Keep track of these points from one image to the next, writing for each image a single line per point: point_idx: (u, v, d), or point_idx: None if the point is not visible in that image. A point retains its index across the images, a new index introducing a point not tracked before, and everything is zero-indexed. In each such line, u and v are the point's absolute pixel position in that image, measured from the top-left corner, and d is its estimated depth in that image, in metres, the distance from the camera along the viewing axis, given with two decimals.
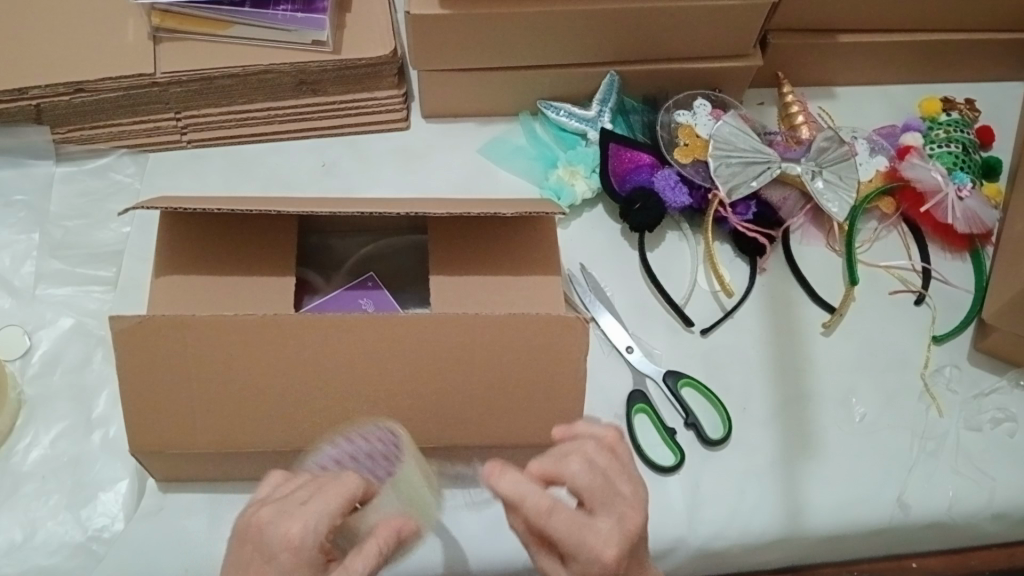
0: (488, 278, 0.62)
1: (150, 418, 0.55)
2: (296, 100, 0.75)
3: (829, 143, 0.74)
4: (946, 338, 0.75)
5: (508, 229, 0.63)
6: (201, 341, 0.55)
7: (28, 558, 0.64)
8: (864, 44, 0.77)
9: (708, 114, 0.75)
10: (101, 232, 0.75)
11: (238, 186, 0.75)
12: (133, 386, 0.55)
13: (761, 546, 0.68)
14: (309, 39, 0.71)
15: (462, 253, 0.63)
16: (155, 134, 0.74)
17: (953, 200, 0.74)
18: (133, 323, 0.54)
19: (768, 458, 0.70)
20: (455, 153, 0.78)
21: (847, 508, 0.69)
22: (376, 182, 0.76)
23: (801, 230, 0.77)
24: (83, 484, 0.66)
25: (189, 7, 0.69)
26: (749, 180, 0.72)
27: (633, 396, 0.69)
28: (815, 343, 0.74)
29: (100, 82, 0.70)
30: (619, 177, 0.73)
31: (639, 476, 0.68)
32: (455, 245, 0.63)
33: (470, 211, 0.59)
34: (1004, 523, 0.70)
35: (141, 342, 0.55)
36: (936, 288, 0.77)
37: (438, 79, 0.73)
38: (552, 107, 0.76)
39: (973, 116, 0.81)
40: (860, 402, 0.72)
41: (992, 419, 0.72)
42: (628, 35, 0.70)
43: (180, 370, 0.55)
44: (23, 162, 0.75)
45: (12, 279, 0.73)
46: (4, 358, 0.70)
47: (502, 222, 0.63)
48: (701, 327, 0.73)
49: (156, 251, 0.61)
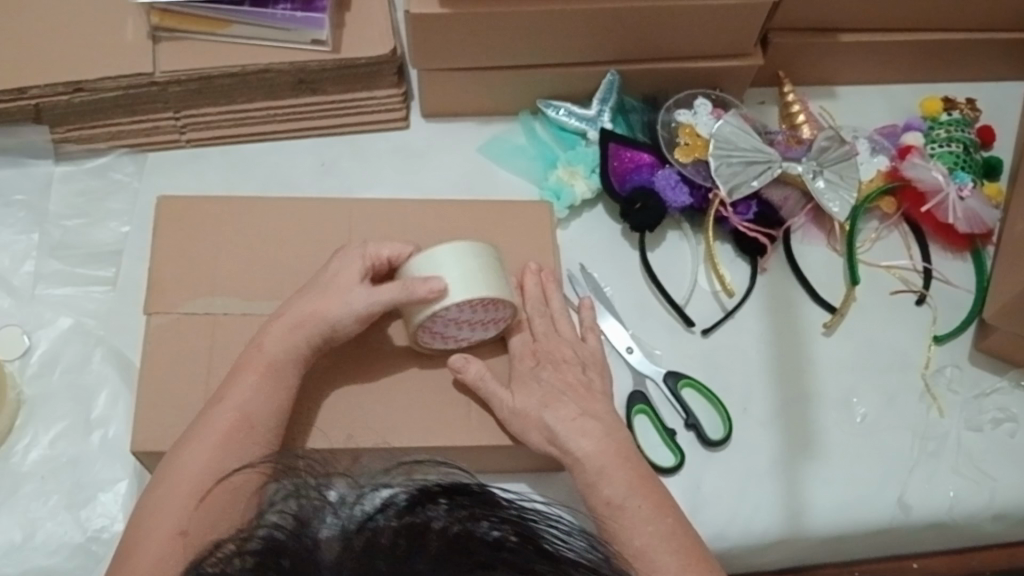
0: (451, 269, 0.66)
1: (160, 410, 0.60)
2: (295, 100, 0.74)
3: (829, 143, 0.73)
4: (947, 338, 0.74)
5: (493, 222, 0.68)
6: (219, 332, 0.63)
7: (27, 558, 0.64)
8: (864, 43, 0.77)
9: (709, 113, 0.74)
10: (101, 232, 0.74)
11: (239, 186, 0.75)
12: (152, 373, 0.61)
13: (761, 547, 0.68)
14: (309, 38, 0.71)
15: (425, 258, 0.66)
16: (154, 133, 0.74)
17: (953, 200, 0.74)
18: (170, 320, 0.63)
19: (768, 459, 0.69)
20: (455, 154, 0.78)
21: (846, 507, 0.69)
22: (376, 182, 0.76)
23: (802, 229, 0.77)
24: (83, 484, 0.66)
25: (189, 7, 0.69)
26: (749, 180, 0.72)
27: (633, 396, 0.69)
28: (815, 344, 0.74)
29: (101, 82, 0.69)
30: (619, 177, 0.72)
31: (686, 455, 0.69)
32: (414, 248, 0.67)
33: (445, 220, 0.68)
34: (1005, 522, 0.70)
35: (169, 338, 0.62)
36: (937, 288, 0.77)
37: (439, 79, 0.73)
38: (552, 106, 0.75)
39: (973, 115, 0.80)
40: (860, 402, 0.72)
41: (993, 419, 0.72)
42: (627, 34, 0.70)
43: (195, 361, 0.62)
44: (22, 162, 0.74)
45: (11, 278, 0.73)
46: (4, 358, 0.69)
47: (486, 217, 0.68)
48: (701, 327, 0.73)
49: (158, 251, 0.65)
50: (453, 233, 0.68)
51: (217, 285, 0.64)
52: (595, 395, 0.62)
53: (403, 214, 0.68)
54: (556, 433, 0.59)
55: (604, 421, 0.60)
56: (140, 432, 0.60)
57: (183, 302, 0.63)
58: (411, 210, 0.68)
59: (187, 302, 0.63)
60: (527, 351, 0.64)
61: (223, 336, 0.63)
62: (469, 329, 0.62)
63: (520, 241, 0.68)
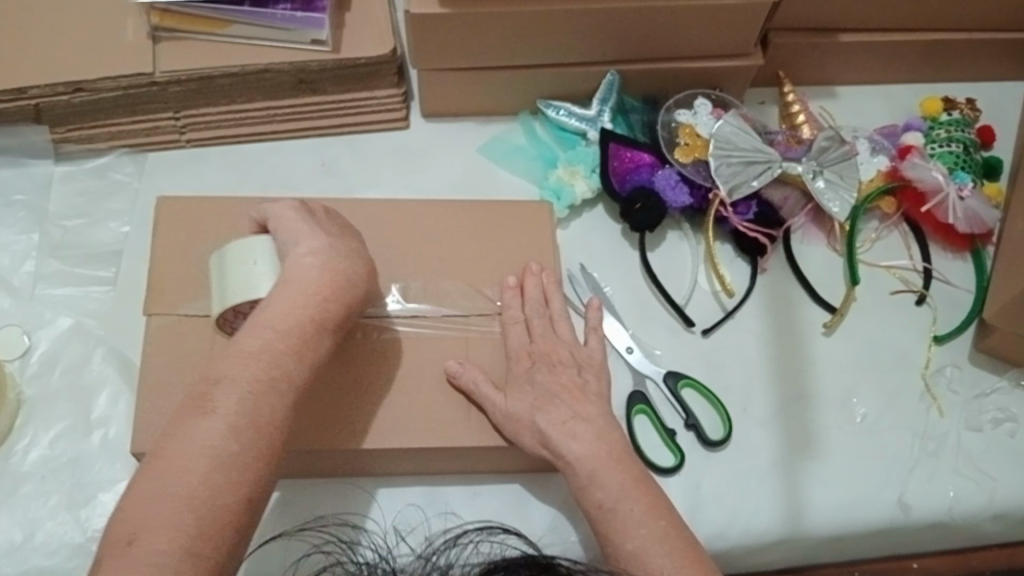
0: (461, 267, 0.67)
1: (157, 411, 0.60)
2: (295, 100, 0.74)
3: (829, 143, 0.73)
4: (947, 338, 0.74)
5: (493, 219, 0.68)
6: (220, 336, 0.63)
7: (27, 558, 0.64)
8: (864, 43, 0.77)
9: (709, 113, 0.74)
10: (101, 232, 0.74)
11: (238, 186, 0.75)
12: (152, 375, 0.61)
13: (761, 547, 0.68)
14: (308, 38, 0.71)
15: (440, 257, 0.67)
16: (154, 133, 0.74)
17: (953, 200, 0.74)
18: (173, 322, 0.63)
19: (768, 459, 0.69)
20: (455, 154, 0.78)
21: (847, 507, 0.69)
22: (376, 182, 0.76)
23: (802, 230, 0.77)
24: (83, 484, 0.66)
25: (188, 6, 0.69)
26: (749, 180, 0.72)
27: (633, 396, 0.69)
28: (815, 344, 0.74)
29: (101, 82, 0.69)
30: (619, 177, 0.72)
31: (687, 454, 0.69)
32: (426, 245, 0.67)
33: (450, 218, 0.68)
34: (1005, 523, 0.70)
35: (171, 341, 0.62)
36: (937, 288, 0.77)
37: (438, 79, 0.73)
38: (552, 106, 0.75)
39: (973, 115, 0.80)
40: (860, 403, 0.72)
41: (993, 419, 0.72)
42: (627, 34, 0.70)
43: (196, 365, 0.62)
44: (22, 162, 0.74)
45: (11, 278, 0.72)
46: (4, 359, 0.69)
47: (487, 214, 0.68)
48: (701, 327, 0.73)
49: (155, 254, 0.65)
50: (452, 233, 0.68)
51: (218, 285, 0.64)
52: (589, 396, 0.61)
53: (404, 214, 0.68)
54: (547, 435, 0.59)
55: (597, 423, 0.60)
56: (139, 432, 0.60)
57: (181, 303, 0.63)
58: (410, 209, 0.68)
59: (186, 304, 0.63)
60: (525, 351, 0.63)
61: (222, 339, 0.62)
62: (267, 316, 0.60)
63: (521, 241, 0.68)
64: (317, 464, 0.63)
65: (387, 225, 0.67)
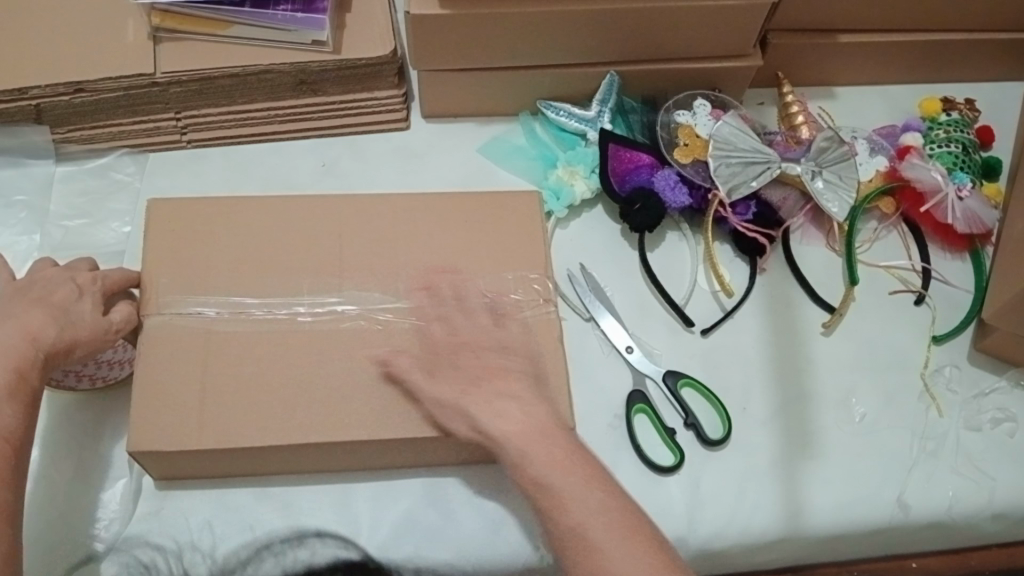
0: (473, 257, 0.66)
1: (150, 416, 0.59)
2: (295, 101, 0.75)
3: (829, 143, 0.74)
4: (947, 338, 0.75)
5: (490, 210, 0.68)
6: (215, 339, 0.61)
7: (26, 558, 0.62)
8: (864, 44, 0.77)
9: (708, 114, 0.75)
10: (101, 232, 0.74)
11: (238, 187, 0.75)
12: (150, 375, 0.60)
13: (761, 546, 0.68)
14: (309, 39, 0.71)
15: (447, 250, 0.66)
16: (155, 134, 0.74)
17: (953, 200, 0.74)
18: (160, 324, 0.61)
19: (768, 458, 0.70)
20: (454, 154, 0.78)
21: (846, 507, 0.69)
22: (375, 180, 0.76)
23: (801, 230, 0.77)
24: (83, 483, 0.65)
25: (189, 7, 0.69)
26: (749, 180, 0.72)
27: (633, 396, 0.69)
28: (815, 344, 0.74)
29: (100, 82, 0.70)
30: (619, 178, 0.73)
31: (688, 455, 0.69)
32: (432, 239, 0.66)
33: (448, 215, 0.67)
34: (1004, 522, 0.70)
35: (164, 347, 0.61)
36: (936, 288, 0.77)
37: (438, 79, 0.73)
38: (552, 107, 0.76)
39: (973, 116, 0.80)
40: (860, 402, 0.72)
41: (993, 419, 0.72)
42: (628, 35, 0.70)
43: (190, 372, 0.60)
44: (22, 162, 0.74)
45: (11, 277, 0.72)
46: None
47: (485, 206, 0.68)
48: (701, 327, 0.73)
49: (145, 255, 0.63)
50: (444, 226, 0.67)
51: (219, 273, 0.63)
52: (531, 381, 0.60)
53: (393, 210, 0.67)
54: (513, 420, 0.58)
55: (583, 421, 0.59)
56: (139, 431, 0.58)
57: (181, 290, 0.62)
58: (402, 205, 0.67)
59: (176, 306, 0.62)
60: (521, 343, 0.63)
61: (223, 329, 0.61)
62: (77, 378, 0.64)
63: (518, 232, 0.67)
64: (317, 461, 0.63)
65: (384, 225, 0.66)
